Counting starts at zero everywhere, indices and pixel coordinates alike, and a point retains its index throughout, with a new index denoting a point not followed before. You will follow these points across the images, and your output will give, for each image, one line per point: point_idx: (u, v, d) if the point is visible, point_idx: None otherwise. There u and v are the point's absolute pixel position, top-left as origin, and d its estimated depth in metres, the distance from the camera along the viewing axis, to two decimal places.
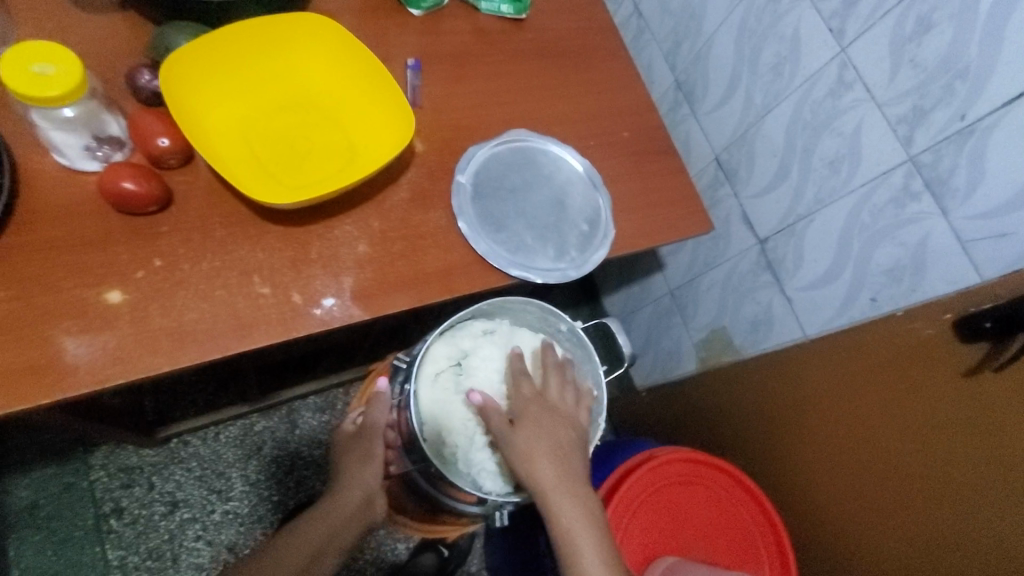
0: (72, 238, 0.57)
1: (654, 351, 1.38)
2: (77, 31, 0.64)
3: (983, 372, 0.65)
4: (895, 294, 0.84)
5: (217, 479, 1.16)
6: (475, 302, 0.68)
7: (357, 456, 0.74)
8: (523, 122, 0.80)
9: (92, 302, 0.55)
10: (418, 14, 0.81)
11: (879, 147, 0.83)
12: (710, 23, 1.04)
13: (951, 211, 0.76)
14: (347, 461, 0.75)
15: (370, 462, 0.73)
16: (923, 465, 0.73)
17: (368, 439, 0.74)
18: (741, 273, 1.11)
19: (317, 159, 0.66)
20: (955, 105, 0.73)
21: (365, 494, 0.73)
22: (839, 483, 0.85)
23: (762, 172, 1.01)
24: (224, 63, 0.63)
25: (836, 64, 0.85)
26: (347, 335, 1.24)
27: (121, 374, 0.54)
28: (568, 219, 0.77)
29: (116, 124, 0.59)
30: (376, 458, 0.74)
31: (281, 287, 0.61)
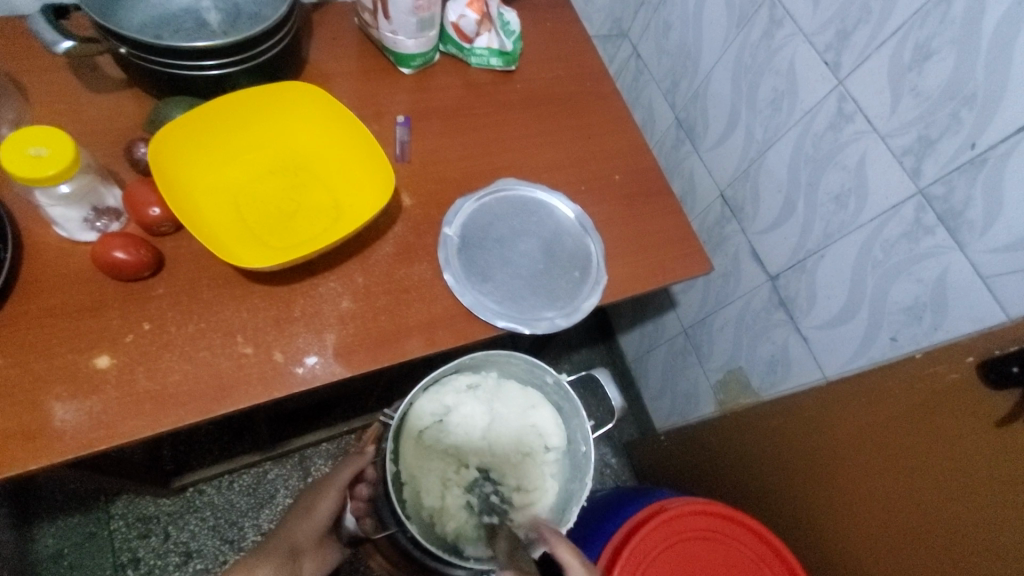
0: (67, 306, 0.59)
1: (673, 392, 1.34)
2: (85, 109, 0.68)
3: (1015, 422, 0.59)
4: (917, 334, 0.79)
5: (230, 528, 1.17)
6: (459, 356, 0.68)
7: (302, 509, 0.74)
8: (512, 170, 0.81)
9: (81, 367, 0.57)
10: (409, 72, 0.83)
11: (886, 180, 0.79)
12: (706, 62, 1.04)
13: (969, 245, 0.71)
14: (287, 515, 0.75)
15: (311, 516, 0.73)
16: (959, 525, 0.64)
17: (319, 495, 0.75)
18: (754, 310, 1.06)
19: (304, 219, 0.68)
20: (964, 133, 0.69)
21: (291, 548, 0.69)
22: (867, 539, 0.78)
23: (768, 208, 0.98)
24: (214, 135, 0.67)
25: (835, 97, 0.82)
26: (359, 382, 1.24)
27: (105, 437, 0.55)
28: (559, 266, 0.76)
29: (112, 197, 0.63)
30: (320, 510, 0.74)
31: (263, 347, 0.62)
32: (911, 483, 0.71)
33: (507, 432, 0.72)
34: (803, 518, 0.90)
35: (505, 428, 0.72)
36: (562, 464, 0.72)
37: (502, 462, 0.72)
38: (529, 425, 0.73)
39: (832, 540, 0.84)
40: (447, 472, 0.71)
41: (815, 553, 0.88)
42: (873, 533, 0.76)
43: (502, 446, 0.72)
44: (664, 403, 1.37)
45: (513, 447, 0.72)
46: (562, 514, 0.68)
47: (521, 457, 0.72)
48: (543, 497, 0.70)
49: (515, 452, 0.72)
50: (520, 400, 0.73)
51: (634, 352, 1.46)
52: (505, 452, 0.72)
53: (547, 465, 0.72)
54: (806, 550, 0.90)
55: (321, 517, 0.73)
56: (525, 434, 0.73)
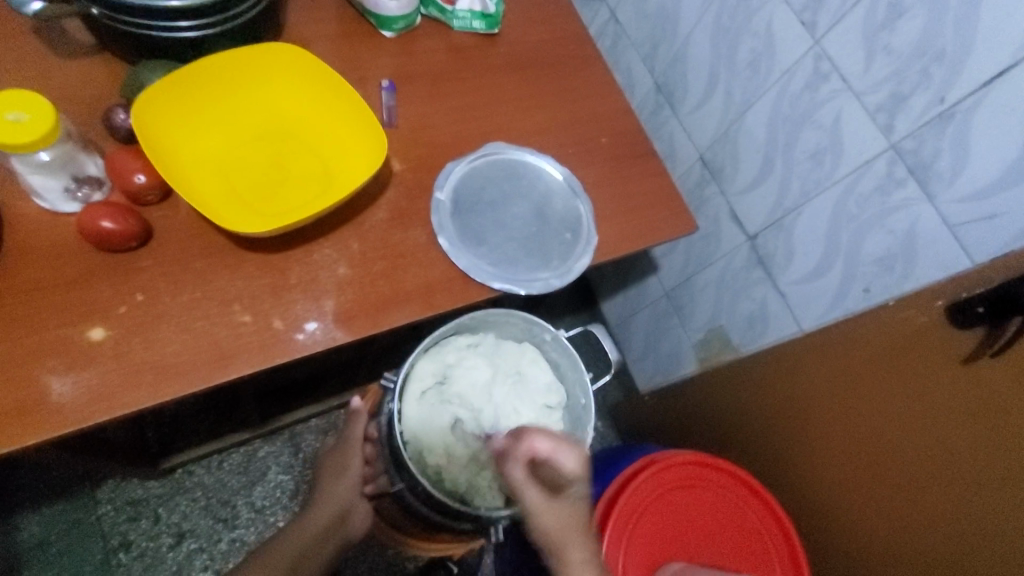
0: (53, 279, 0.57)
1: (656, 354, 1.38)
2: (55, 74, 0.65)
3: (979, 357, 0.63)
4: (888, 284, 0.84)
5: (222, 507, 1.16)
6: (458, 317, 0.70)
7: (332, 472, 0.80)
8: (500, 135, 0.81)
9: (75, 340, 0.56)
10: (392, 35, 0.82)
11: (861, 137, 0.82)
12: (685, 25, 1.05)
13: (937, 196, 0.75)
14: (324, 477, 0.80)
15: (344, 476, 0.79)
16: (927, 456, 0.70)
17: (344, 455, 0.80)
18: (734, 270, 1.10)
19: (295, 185, 0.66)
20: (934, 88, 0.72)
21: (340, 507, 0.77)
22: (840, 475, 0.83)
23: (746, 169, 1.01)
24: (196, 98, 0.64)
25: (811, 57, 0.85)
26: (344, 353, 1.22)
27: (105, 409, 0.54)
28: (550, 228, 0.77)
29: (93, 165, 0.60)
30: (348, 471, 0.79)
31: (261, 314, 0.61)
32: (883, 421, 0.76)
33: (509, 388, 0.73)
34: (785, 465, 0.95)
35: (507, 385, 0.73)
36: (563, 418, 0.74)
37: (506, 418, 0.73)
38: (532, 381, 0.74)
39: (816, 483, 0.89)
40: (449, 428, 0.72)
41: (800, 497, 0.93)
42: (853, 472, 0.81)
43: (505, 404, 0.73)
44: (647, 365, 1.41)
45: (517, 403, 0.73)
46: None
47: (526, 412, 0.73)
48: None
49: (518, 410, 0.73)
50: (520, 357, 0.74)
51: (617, 317, 1.49)
52: (509, 409, 0.73)
53: (554, 421, 0.74)
54: (791, 495, 0.95)
55: (353, 474, 0.79)
56: (528, 390, 0.73)
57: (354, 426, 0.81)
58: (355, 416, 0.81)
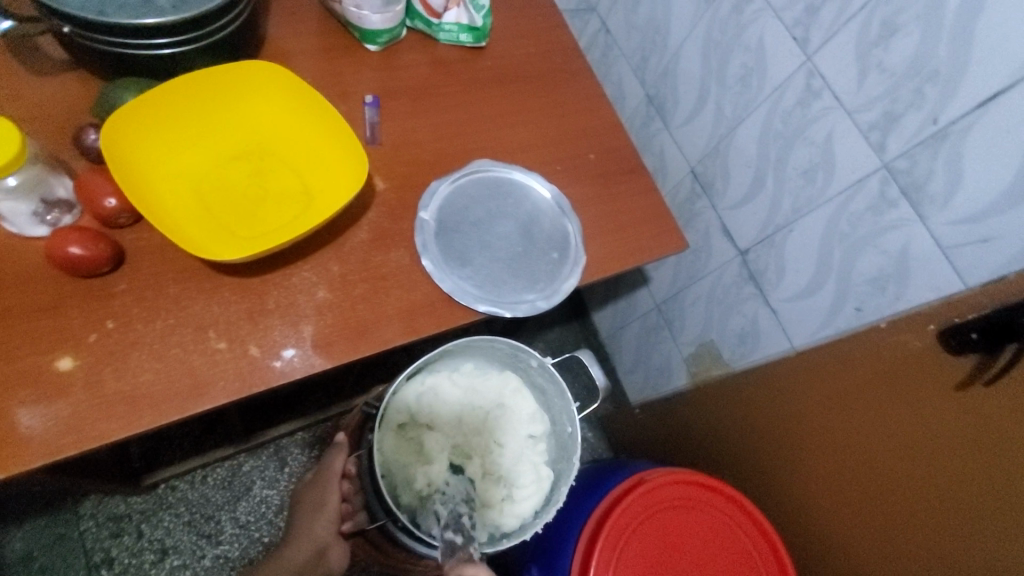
0: (22, 306, 0.56)
1: (647, 366, 1.37)
2: (26, 92, 0.63)
3: (973, 385, 0.62)
4: (881, 304, 0.82)
5: (206, 523, 1.15)
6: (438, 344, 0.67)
7: (313, 507, 0.77)
8: (486, 151, 0.79)
9: (43, 370, 0.54)
10: (375, 49, 0.80)
11: (853, 155, 0.81)
12: (675, 37, 1.03)
13: (931, 217, 0.74)
14: (305, 512, 0.78)
15: (323, 512, 0.76)
16: (925, 486, 0.68)
17: (323, 489, 0.77)
18: (724, 285, 1.09)
19: (274, 206, 0.65)
20: (927, 109, 0.71)
21: (314, 546, 0.75)
22: (835, 499, 0.82)
23: (737, 184, 1.00)
24: (171, 119, 0.63)
25: (803, 73, 0.83)
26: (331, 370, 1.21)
27: (73, 443, 0.52)
28: (537, 248, 0.76)
29: (63, 187, 0.59)
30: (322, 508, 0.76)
31: (237, 341, 0.60)
32: (879, 446, 0.74)
33: (491, 418, 0.72)
34: (779, 486, 0.93)
35: (489, 415, 0.72)
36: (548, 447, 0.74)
37: (490, 448, 0.72)
38: (516, 410, 0.73)
39: (811, 508, 0.87)
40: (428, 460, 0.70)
41: (792, 518, 0.91)
42: (848, 498, 0.79)
43: (489, 433, 0.72)
44: (638, 378, 1.40)
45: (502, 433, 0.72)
46: (551, 498, 0.69)
47: (508, 442, 0.72)
48: (535, 484, 0.70)
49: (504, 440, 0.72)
50: (505, 385, 0.73)
51: (607, 328, 1.48)
52: (494, 440, 0.72)
53: (538, 451, 0.72)
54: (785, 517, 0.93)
55: (331, 510, 0.76)
56: (511, 420, 0.73)
57: (333, 461, 0.77)
58: (336, 449, 0.78)
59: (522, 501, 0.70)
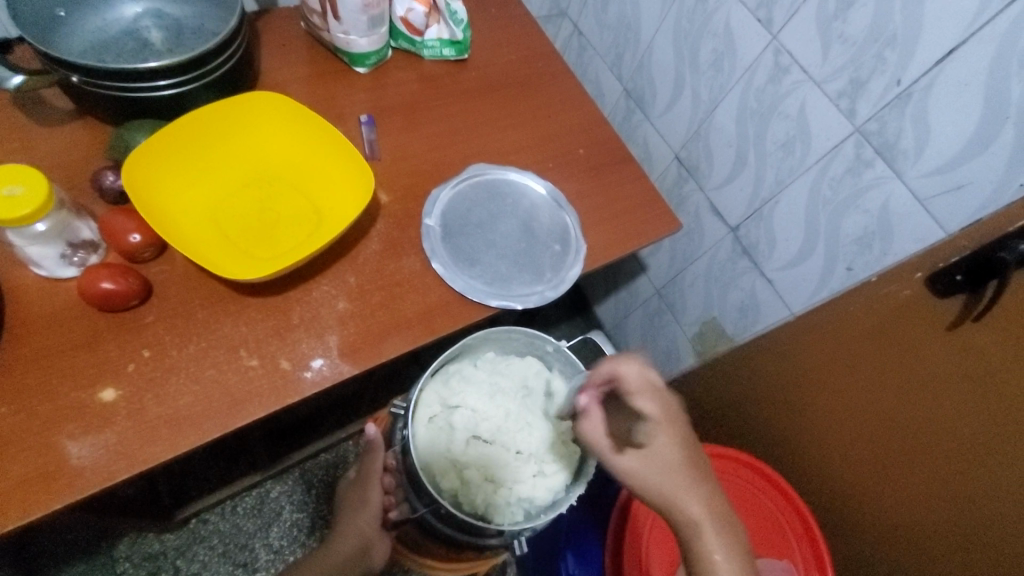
0: (61, 344, 0.58)
1: (653, 351, 1.40)
2: (41, 143, 0.66)
3: (964, 322, 0.66)
4: (869, 261, 0.87)
5: (240, 551, 1.16)
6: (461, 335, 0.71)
7: (355, 505, 0.78)
8: (481, 156, 0.83)
9: (88, 403, 0.56)
10: (365, 71, 0.84)
11: (827, 123, 0.85)
12: (646, 31, 1.08)
13: (905, 173, 0.78)
14: (346, 512, 0.80)
15: (366, 507, 0.77)
16: (929, 425, 0.71)
17: (364, 487, 0.78)
18: (720, 262, 1.13)
19: (288, 227, 0.68)
20: (889, 72, 0.76)
21: (360, 542, 0.75)
22: (846, 452, 0.85)
23: (721, 164, 1.04)
24: (183, 154, 0.66)
25: (771, 52, 0.88)
26: (347, 389, 1.24)
27: (125, 467, 0.55)
28: (540, 242, 0.79)
29: (87, 229, 0.61)
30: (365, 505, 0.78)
31: (268, 357, 0.62)
32: (881, 393, 0.78)
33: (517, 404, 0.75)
34: (795, 449, 0.97)
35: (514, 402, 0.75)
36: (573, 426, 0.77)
37: (519, 432, 0.75)
38: (539, 393, 0.76)
39: (825, 465, 0.90)
40: (461, 450, 0.73)
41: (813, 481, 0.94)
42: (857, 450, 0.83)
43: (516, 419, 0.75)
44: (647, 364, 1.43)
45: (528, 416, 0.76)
46: (583, 471, 0.73)
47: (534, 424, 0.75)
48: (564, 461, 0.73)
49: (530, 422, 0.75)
50: (525, 371, 0.76)
51: (611, 319, 1.52)
52: (522, 423, 0.75)
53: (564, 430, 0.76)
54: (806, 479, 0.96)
55: (375, 506, 0.77)
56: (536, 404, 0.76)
57: (373, 458, 0.78)
58: (373, 448, 0.79)
59: (554, 477, 0.73)
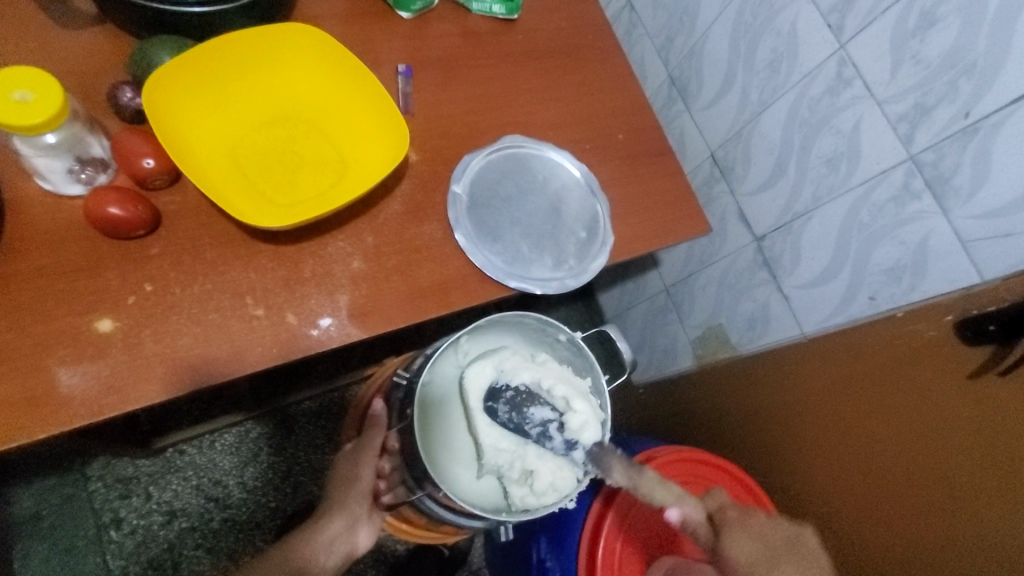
0: (58, 266, 0.55)
1: (651, 346, 1.39)
2: (55, 44, 0.61)
3: (987, 373, 0.67)
4: (895, 294, 0.83)
5: (214, 486, 1.12)
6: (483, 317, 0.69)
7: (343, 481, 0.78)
8: (517, 127, 0.79)
9: (83, 330, 0.54)
10: (407, 17, 0.78)
11: (879, 146, 0.81)
12: (704, 18, 1.02)
13: (953, 211, 0.75)
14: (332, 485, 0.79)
15: (356, 488, 0.77)
16: (921, 476, 0.75)
17: (356, 464, 0.77)
18: (737, 270, 1.10)
19: (308, 174, 0.64)
20: (959, 102, 0.72)
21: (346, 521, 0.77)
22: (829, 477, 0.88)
23: (758, 170, 1.00)
24: (209, 80, 0.61)
25: (835, 61, 0.84)
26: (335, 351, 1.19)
27: (114, 404, 0.52)
28: (566, 227, 0.76)
29: (98, 146, 0.57)
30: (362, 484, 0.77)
31: (275, 308, 0.60)
32: (876, 430, 0.81)
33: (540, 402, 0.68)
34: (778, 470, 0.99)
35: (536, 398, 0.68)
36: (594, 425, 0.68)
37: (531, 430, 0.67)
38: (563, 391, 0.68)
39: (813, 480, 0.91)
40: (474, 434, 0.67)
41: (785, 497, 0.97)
42: (866, 484, 0.82)
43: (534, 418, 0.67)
44: (643, 358, 1.42)
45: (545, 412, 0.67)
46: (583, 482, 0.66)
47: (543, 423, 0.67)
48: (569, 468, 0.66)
49: (545, 417, 0.67)
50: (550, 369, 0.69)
51: (613, 308, 1.51)
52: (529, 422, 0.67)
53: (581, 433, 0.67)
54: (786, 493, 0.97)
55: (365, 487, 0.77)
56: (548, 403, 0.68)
57: (372, 434, 0.77)
58: (374, 425, 0.77)
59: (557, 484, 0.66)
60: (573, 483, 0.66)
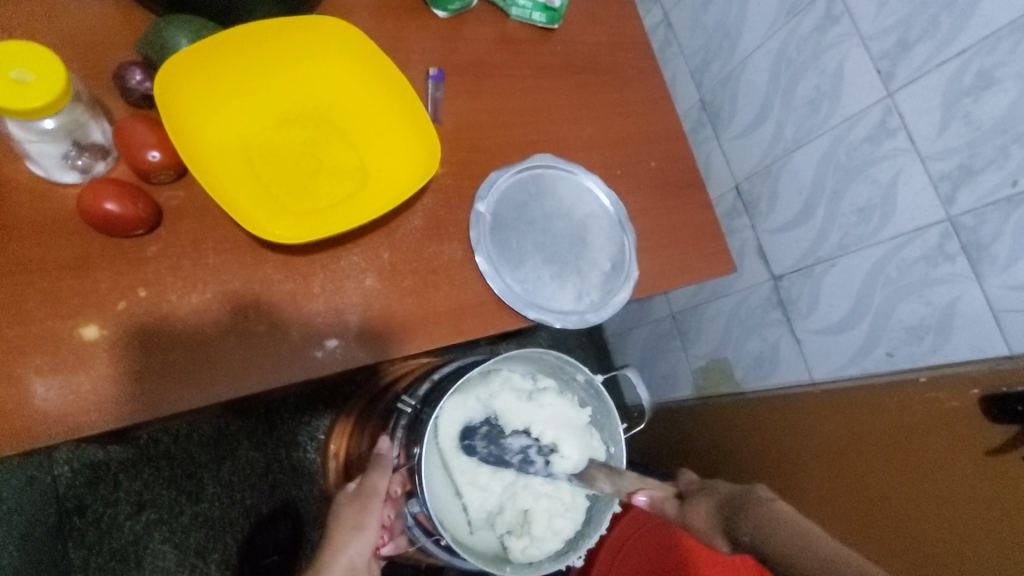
0: (42, 261, 0.50)
1: (650, 371, 1.36)
2: (60, 12, 0.56)
3: (1009, 452, 0.66)
4: (915, 353, 0.81)
5: (187, 479, 1.06)
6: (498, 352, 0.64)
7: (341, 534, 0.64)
8: (548, 146, 0.75)
9: (65, 336, 0.49)
10: (443, 16, 0.73)
11: (917, 202, 0.79)
12: (745, 45, 0.99)
13: (986, 278, 0.73)
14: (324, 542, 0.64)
15: (360, 539, 0.64)
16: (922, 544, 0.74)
17: (360, 511, 0.64)
18: (749, 307, 1.07)
19: (326, 181, 0.59)
20: (1008, 169, 0.69)
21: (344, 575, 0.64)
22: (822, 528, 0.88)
23: (783, 208, 0.98)
24: (227, 69, 0.56)
25: (880, 108, 0.81)
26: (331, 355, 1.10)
27: (95, 420, 0.48)
28: (590, 257, 0.72)
29: (100, 132, 0.52)
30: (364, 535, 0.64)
31: (278, 325, 0.55)
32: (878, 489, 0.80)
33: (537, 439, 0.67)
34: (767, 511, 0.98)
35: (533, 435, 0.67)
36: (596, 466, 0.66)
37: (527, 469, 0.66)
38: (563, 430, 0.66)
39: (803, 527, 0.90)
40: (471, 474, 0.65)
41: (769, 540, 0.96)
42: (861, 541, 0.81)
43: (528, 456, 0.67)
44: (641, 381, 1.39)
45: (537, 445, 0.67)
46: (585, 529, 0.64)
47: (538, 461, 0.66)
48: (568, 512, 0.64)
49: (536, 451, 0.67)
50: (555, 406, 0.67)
51: (614, 327, 1.48)
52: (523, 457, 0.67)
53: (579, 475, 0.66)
54: None
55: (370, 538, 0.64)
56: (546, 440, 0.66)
57: (377, 479, 0.64)
58: (378, 467, 0.65)
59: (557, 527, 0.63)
60: (573, 527, 0.64)
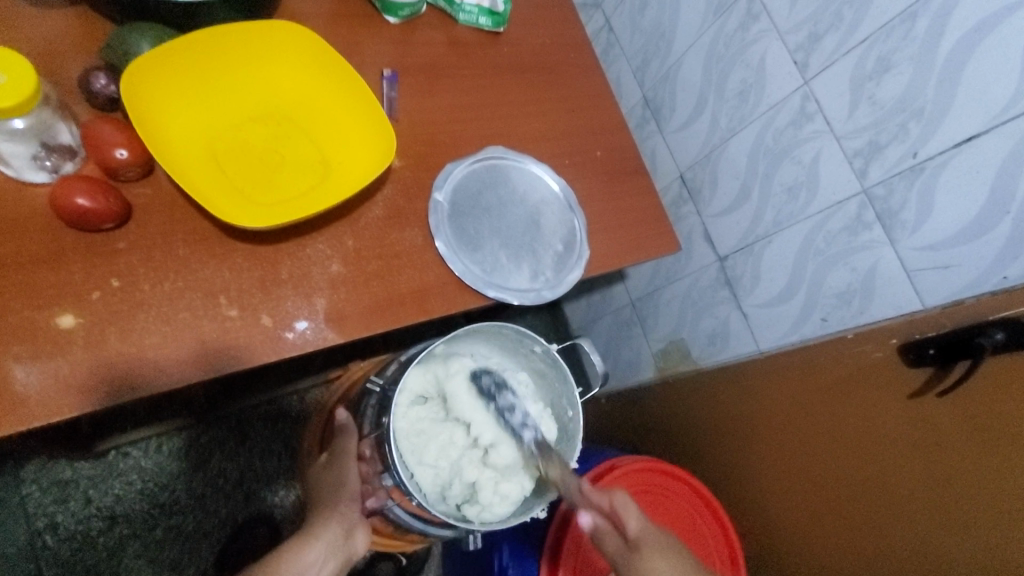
0: (16, 256, 0.52)
1: (615, 358, 1.42)
2: (25, 25, 0.58)
3: (925, 395, 0.71)
4: (845, 316, 0.89)
5: (160, 492, 1.05)
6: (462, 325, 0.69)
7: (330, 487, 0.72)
8: (499, 139, 0.80)
9: (42, 325, 0.51)
10: (395, 22, 0.78)
11: (836, 178, 0.87)
12: (679, 45, 1.07)
13: (899, 242, 0.81)
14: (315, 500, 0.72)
15: (343, 491, 0.72)
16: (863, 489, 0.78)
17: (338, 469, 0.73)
18: (700, 288, 1.15)
19: (290, 174, 0.63)
20: (909, 142, 0.78)
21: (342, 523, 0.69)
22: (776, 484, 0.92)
23: (724, 193, 1.05)
24: (191, 74, 0.60)
25: (799, 95, 0.89)
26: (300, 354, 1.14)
27: (74, 403, 0.50)
28: (544, 239, 0.77)
29: (67, 133, 0.55)
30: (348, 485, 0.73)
31: (249, 310, 0.58)
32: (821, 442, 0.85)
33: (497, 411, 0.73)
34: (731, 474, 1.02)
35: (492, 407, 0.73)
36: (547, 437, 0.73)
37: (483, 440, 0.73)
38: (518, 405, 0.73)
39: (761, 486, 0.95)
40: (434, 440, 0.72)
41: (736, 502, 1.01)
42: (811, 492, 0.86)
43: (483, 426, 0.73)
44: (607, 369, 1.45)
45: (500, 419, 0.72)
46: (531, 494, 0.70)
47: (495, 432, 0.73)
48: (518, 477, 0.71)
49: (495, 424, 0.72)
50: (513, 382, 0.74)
51: (579, 319, 1.54)
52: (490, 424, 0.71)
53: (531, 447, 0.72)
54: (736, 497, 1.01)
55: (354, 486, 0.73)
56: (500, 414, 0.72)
57: (346, 441, 0.75)
58: (345, 432, 0.76)
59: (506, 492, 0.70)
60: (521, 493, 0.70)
